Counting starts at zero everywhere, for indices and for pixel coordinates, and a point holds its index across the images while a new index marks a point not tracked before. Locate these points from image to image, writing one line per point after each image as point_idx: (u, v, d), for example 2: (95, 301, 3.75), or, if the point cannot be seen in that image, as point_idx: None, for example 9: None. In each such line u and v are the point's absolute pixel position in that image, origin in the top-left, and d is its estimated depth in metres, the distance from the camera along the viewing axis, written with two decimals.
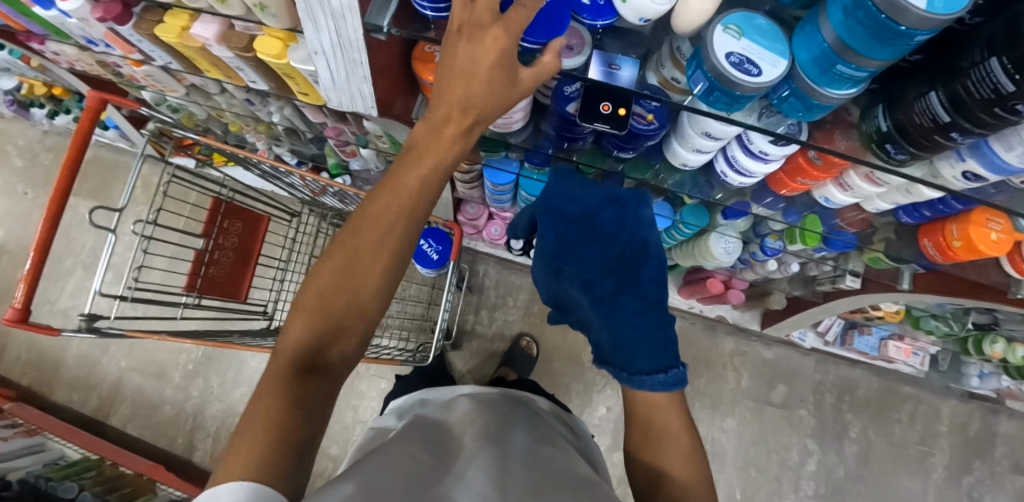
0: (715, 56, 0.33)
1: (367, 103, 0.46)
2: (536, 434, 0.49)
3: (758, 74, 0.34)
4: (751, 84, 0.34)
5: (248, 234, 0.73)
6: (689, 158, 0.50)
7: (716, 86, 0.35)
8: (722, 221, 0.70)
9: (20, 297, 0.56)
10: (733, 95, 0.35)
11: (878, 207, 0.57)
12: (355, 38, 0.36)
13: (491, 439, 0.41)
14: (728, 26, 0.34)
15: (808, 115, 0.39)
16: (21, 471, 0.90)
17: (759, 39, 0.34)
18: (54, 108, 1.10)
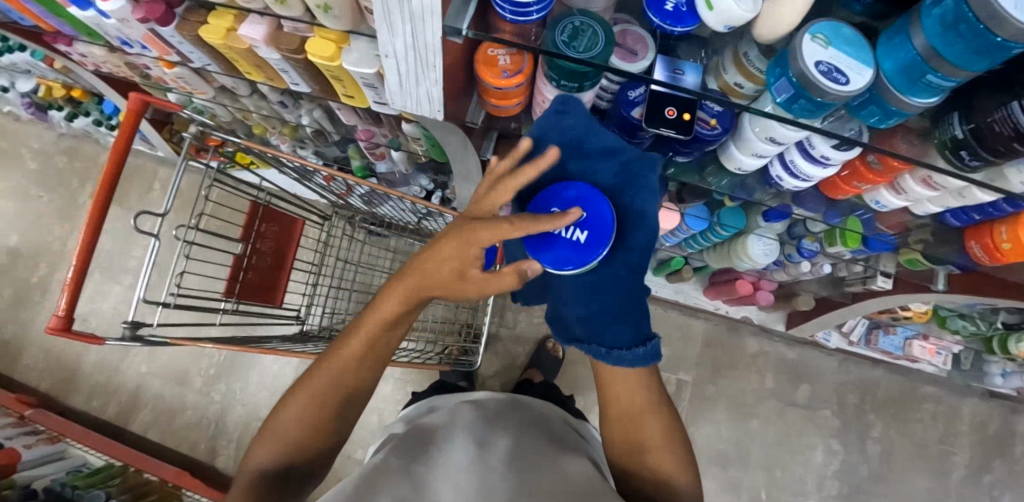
0: (803, 63, 0.34)
1: (433, 109, 0.45)
2: (535, 438, 0.50)
3: (846, 82, 0.35)
4: (838, 92, 0.35)
5: (282, 238, 0.72)
6: (747, 162, 0.51)
7: (801, 93, 0.37)
8: (761, 223, 0.71)
9: (63, 306, 0.54)
10: (817, 101, 0.37)
11: (927, 210, 0.57)
12: (432, 44, 0.35)
13: (481, 449, 0.42)
14: (816, 35, 0.35)
15: (885, 122, 0.40)
16: (47, 478, 0.89)
17: (846, 47, 0.36)
18: (72, 110, 1.09)
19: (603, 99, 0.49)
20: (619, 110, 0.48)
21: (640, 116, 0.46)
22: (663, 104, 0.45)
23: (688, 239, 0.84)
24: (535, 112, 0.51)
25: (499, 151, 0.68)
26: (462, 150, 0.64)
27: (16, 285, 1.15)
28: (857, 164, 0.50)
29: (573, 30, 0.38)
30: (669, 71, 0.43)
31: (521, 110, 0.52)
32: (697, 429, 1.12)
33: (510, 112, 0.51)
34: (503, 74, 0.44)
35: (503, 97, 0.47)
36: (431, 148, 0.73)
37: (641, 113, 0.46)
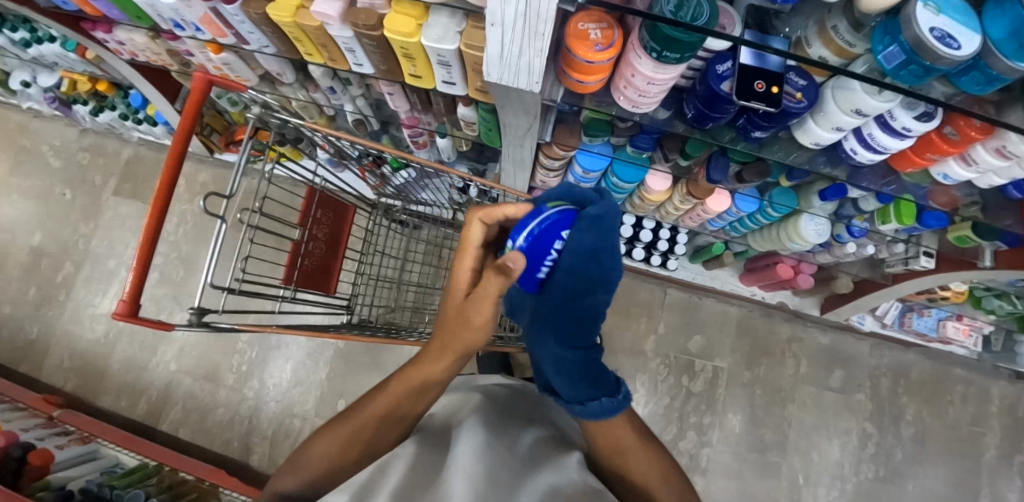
0: (919, 28, 0.35)
1: (529, 80, 0.44)
2: (546, 435, 0.48)
3: (959, 48, 0.35)
4: (951, 57, 0.36)
5: (335, 225, 0.71)
6: (824, 136, 0.52)
7: (912, 58, 0.37)
8: (816, 203, 0.71)
9: (128, 291, 0.52)
10: (927, 67, 0.37)
11: (990, 183, 0.57)
12: (546, 11, 0.34)
13: (493, 437, 0.41)
14: (927, 3, 0.36)
15: (983, 88, 0.40)
16: (82, 478, 0.86)
17: (955, 16, 0.37)
18: (98, 105, 1.07)
19: (686, 74, 0.49)
20: (705, 83, 0.47)
21: (730, 89, 0.45)
22: (752, 79, 0.45)
23: (734, 223, 0.85)
24: (617, 87, 0.50)
25: (557, 134, 0.67)
26: (521, 131, 0.64)
27: (39, 284, 1.13)
28: (932, 136, 0.51)
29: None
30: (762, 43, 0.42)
31: (601, 87, 0.51)
32: (734, 415, 1.13)
33: (590, 89, 0.50)
34: (594, 47, 0.43)
35: (587, 71, 0.47)
36: (485, 132, 0.72)
37: (730, 87, 0.45)
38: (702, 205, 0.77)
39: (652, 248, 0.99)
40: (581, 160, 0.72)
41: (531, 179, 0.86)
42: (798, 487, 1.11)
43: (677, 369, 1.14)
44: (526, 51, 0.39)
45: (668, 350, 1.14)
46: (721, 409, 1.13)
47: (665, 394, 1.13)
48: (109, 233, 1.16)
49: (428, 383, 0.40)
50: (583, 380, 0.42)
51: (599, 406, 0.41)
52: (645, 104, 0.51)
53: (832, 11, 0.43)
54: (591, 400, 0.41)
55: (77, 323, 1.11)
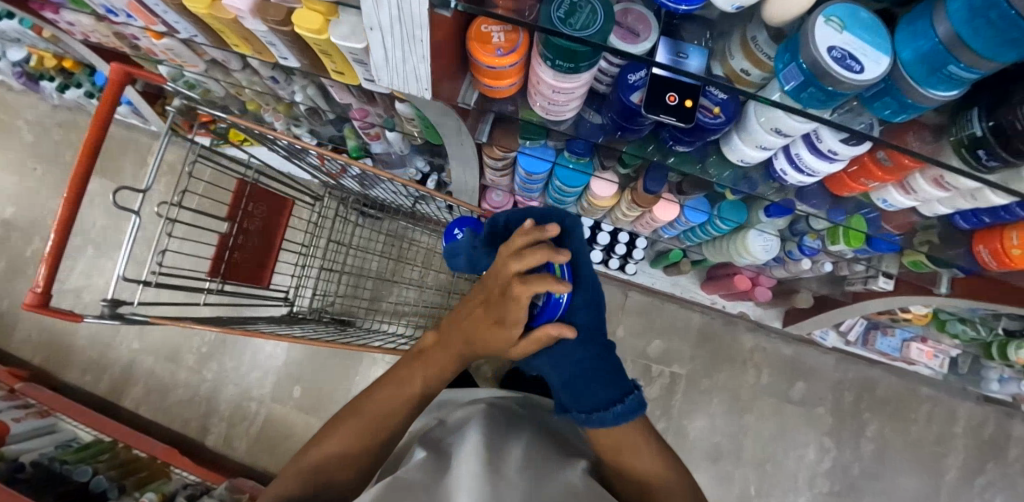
0: (815, 50, 0.31)
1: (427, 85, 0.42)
2: (544, 446, 0.50)
3: (861, 71, 0.31)
4: (852, 82, 0.31)
5: (271, 218, 0.70)
6: (750, 153, 0.49)
7: (810, 81, 0.33)
8: (763, 219, 0.69)
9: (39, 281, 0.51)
10: (828, 91, 0.33)
11: (936, 211, 0.54)
12: (418, 18, 0.32)
13: (493, 444, 0.44)
14: (829, 18, 0.31)
15: (899, 116, 0.36)
16: (36, 451, 0.89)
17: (862, 33, 0.32)
18: (64, 81, 1.06)
19: (601, 82, 0.46)
20: (618, 94, 0.45)
21: (639, 101, 0.43)
22: (664, 90, 0.42)
23: (688, 232, 0.83)
24: (531, 93, 0.48)
25: (494, 134, 0.65)
26: (454, 131, 0.63)
27: (11, 258, 1.15)
28: (865, 160, 0.47)
29: (570, 6, 0.35)
30: (672, 55, 0.39)
31: (517, 90, 0.49)
32: (691, 422, 1.12)
33: (504, 93, 0.48)
34: (497, 53, 0.41)
35: (495, 76, 0.44)
36: (425, 129, 0.71)
37: (640, 99, 0.43)
38: (650, 213, 0.75)
39: (611, 252, 0.98)
40: (522, 163, 0.70)
41: (481, 176, 0.83)
42: (748, 498, 1.11)
43: (635, 373, 1.13)
44: (410, 57, 0.37)
45: (627, 354, 1.14)
46: (677, 416, 1.12)
47: None
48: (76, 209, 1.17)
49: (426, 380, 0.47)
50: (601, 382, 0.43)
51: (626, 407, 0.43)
52: (557, 111, 0.48)
53: (752, 22, 0.39)
54: (613, 405, 0.43)
55: None
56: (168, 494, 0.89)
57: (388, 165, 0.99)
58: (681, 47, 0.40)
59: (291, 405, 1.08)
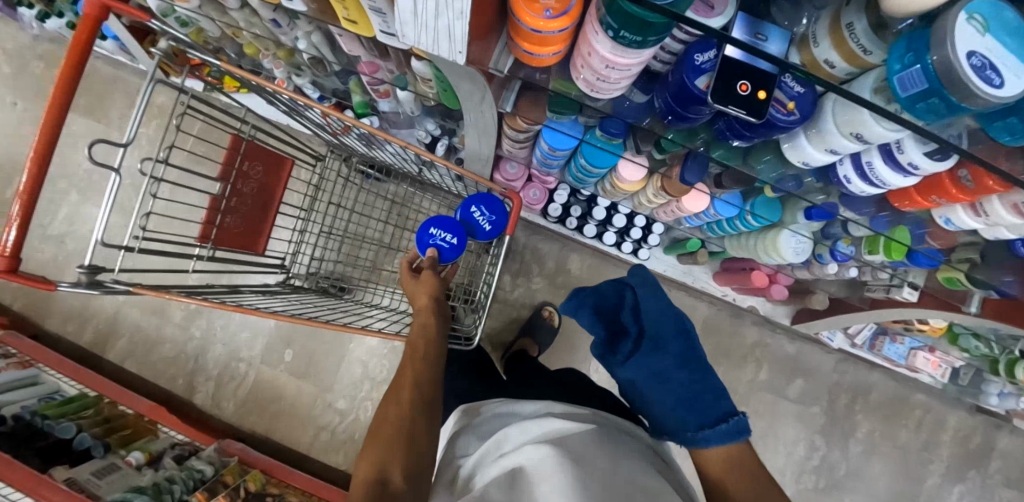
0: (953, 52, 0.25)
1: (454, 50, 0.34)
2: (630, 470, 0.41)
3: (1002, 85, 0.26)
4: (990, 97, 0.26)
5: (270, 178, 0.64)
6: (815, 157, 0.43)
7: (935, 91, 0.27)
8: (799, 220, 0.64)
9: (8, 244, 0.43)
10: (952, 105, 0.27)
11: (997, 236, 0.50)
12: None
13: (578, 478, 0.36)
14: (974, 15, 0.26)
15: (1015, 138, 0.32)
16: (17, 405, 0.87)
17: (1010, 37, 0.26)
18: (45, 10, 0.94)
19: (660, 58, 0.39)
20: (679, 75, 0.38)
21: (706, 88, 0.37)
22: (735, 76, 0.36)
23: (713, 223, 0.78)
24: (575, 66, 0.41)
25: (519, 104, 0.59)
26: (474, 97, 0.58)
27: None
28: (942, 178, 0.43)
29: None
30: (749, 33, 0.33)
31: (558, 61, 0.42)
32: None
33: (545, 62, 0.41)
34: (545, 14, 0.34)
35: (538, 42, 0.37)
36: (443, 92, 0.65)
37: (708, 84, 0.36)
38: (677, 202, 0.70)
39: (625, 235, 0.95)
40: (547, 137, 0.64)
41: (496, 146, 0.77)
42: None
43: None
44: (443, 13, 0.30)
45: None
46: None
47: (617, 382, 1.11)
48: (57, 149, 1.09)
49: (419, 380, 0.44)
50: (702, 408, 0.48)
51: (723, 428, 0.45)
52: (606, 90, 0.42)
53: (850, 5, 0.34)
54: (717, 423, 0.46)
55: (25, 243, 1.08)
56: (154, 454, 0.88)
57: (395, 125, 0.93)
58: (760, 25, 0.34)
59: (281, 368, 1.06)
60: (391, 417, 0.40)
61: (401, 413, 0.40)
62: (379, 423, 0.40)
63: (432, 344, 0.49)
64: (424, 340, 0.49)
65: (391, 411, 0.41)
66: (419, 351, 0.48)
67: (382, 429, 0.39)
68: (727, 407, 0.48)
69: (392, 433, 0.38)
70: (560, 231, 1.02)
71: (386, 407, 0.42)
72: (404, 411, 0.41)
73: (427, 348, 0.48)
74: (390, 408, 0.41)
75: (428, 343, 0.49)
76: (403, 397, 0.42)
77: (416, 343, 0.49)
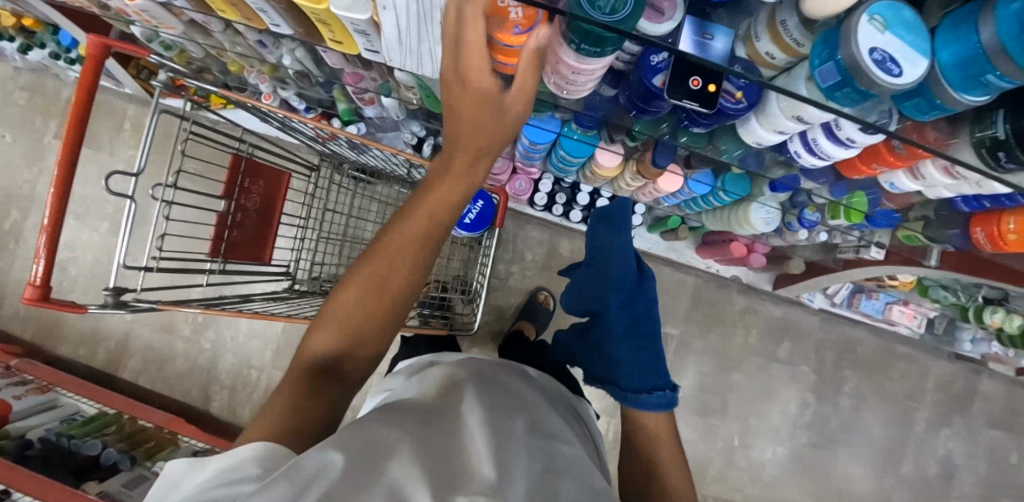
0: (855, 47, 0.30)
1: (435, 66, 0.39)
2: (541, 417, 0.41)
3: (899, 74, 0.30)
4: (889, 85, 0.30)
5: (270, 192, 0.68)
6: (766, 137, 0.48)
7: (846, 82, 0.32)
8: (766, 192, 0.69)
9: (38, 271, 0.48)
10: (863, 92, 0.32)
11: (940, 194, 0.56)
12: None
13: (494, 416, 0.34)
14: (874, 17, 0.30)
15: (927, 116, 0.36)
16: (42, 428, 0.90)
17: (903, 33, 0.31)
18: (27, 42, 0.95)
19: (621, 61, 0.43)
20: (640, 75, 0.42)
21: (662, 84, 0.41)
22: (688, 73, 0.40)
23: (689, 201, 0.82)
24: (545, 71, 0.46)
25: None
26: None
27: None
28: (880, 148, 0.47)
29: None
30: (697, 35, 0.36)
31: None
32: (680, 380, 1.17)
33: None
34: None
35: None
36: (426, 98, 0.68)
37: (663, 81, 0.41)
38: (653, 184, 0.75)
39: None
40: (527, 133, 0.68)
41: None
42: (733, 449, 1.18)
43: None
44: (425, 39, 0.35)
45: None
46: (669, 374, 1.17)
47: None
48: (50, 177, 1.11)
49: (398, 286, 0.37)
50: (644, 379, 0.56)
51: (658, 397, 0.53)
52: (575, 90, 0.47)
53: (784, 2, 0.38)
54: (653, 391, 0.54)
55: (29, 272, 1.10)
56: None
57: (383, 129, 0.96)
58: (705, 24, 0.37)
59: None
60: (357, 311, 0.36)
61: (364, 312, 0.37)
62: (342, 309, 0.36)
63: (440, 228, 0.38)
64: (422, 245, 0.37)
65: (359, 293, 0.37)
66: (409, 233, 0.37)
67: (336, 317, 0.37)
68: (657, 383, 0.56)
69: (347, 340, 0.37)
70: (548, 218, 1.06)
71: (359, 289, 0.37)
72: (367, 307, 0.37)
73: (425, 234, 0.37)
74: (362, 287, 0.37)
75: (444, 229, 0.38)
76: (378, 295, 0.37)
77: (416, 216, 0.37)
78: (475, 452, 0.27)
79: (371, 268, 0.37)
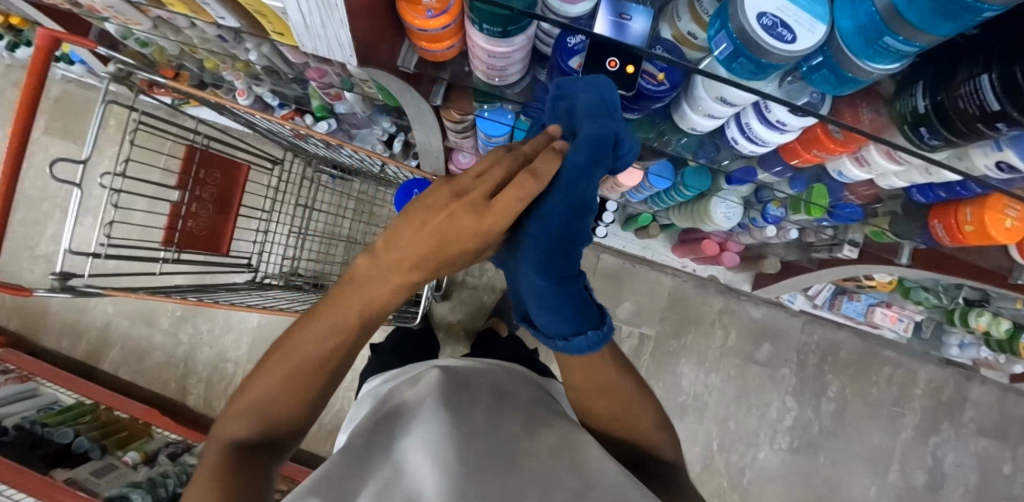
0: (744, 16, 0.30)
1: (346, 54, 0.42)
2: (515, 415, 0.42)
3: (792, 40, 0.30)
4: (781, 52, 0.30)
5: (228, 183, 0.69)
6: (699, 123, 0.48)
7: (740, 50, 0.32)
8: (724, 186, 0.68)
9: None
10: (759, 63, 0.32)
11: (893, 184, 0.55)
12: None
13: (456, 423, 0.35)
14: None
15: (839, 88, 0.36)
16: (18, 415, 0.92)
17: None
18: (14, 40, 0.99)
19: (545, 43, 0.44)
20: (558, 59, 0.43)
21: (579, 66, 0.42)
22: (604, 54, 0.41)
23: (655, 196, 0.82)
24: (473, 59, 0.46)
25: (450, 97, 0.62)
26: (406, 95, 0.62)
27: None
28: (818, 132, 0.47)
29: None
30: (613, 16, 0.36)
31: (457, 54, 0.46)
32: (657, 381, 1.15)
33: (444, 56, 0.46)
34: (428, 13, 0.38)
35: (433, 39, 0.42)
36: (381, 90, 0.68)
37: (580, 64, 0.42)
38: (614, 178, 0.74)
39: None
40: (481, 126, 0.68)
41: (443, 139, 0.80)
42: (710, 452, 1.16)
43: None
44: (329, 23, 0.35)
45: None
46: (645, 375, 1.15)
47: None
48: (39, 172, 1.14)
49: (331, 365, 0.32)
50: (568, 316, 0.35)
51: (584, 341, 0.35)
52: (501, 75, 0.47)
53: None
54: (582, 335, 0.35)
55: (15, 265, 1.13)
56: (150, 453, 0.93)
57: (355, 126, 0.96)
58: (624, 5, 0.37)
59: None
60: (284, 396, 0.30)
61: (300, 400, 0.31)
62: (260, 400, 0.30)
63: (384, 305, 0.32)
64: (334, 344, 0.31)
65: (281, 379, 0.30)
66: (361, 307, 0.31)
67: (258, 405, 0.30)
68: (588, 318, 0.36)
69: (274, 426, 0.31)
70: None
71: (283, 377, 0.30)
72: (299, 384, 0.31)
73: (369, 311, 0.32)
74: (287, 375, 0.30)
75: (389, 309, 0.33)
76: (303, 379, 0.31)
77: (351, 304, 0.31)
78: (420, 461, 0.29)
79: (277, 369, 0.30)
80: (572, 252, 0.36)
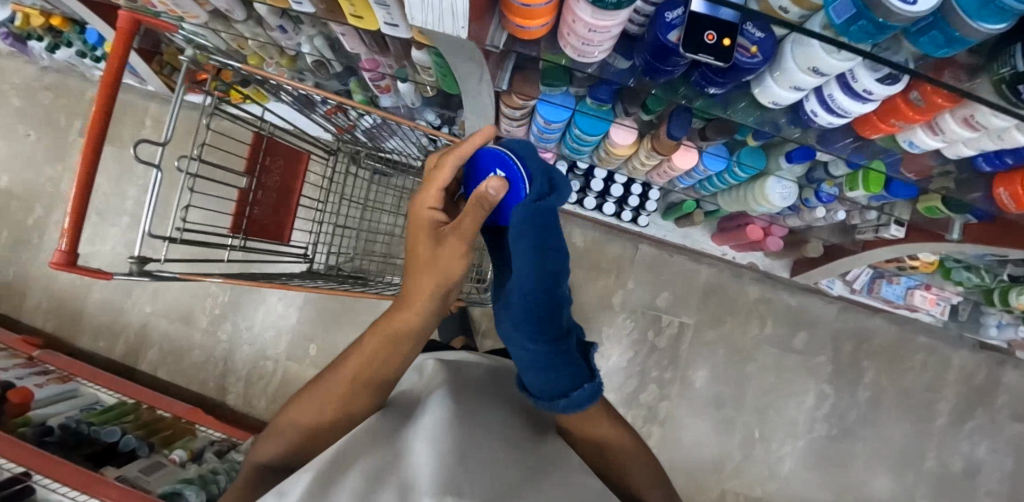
0: None
1: (457, 25, 0.42)
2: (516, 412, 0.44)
3: (914, 3, 0.31)
4: (904, 13, 0.31)
5: (290, 172, 0.69)
6: (783, 95, 0.49)
7: (863, 13, 0.33)
8: (783, 165, 0.69)
9: (64, 239, 0.46)
10: (878, 24, 0.33)
11: (959, 153, 0.55)
12: None
13: (459, 412, 0.38)
14: None
15: (943, 50, 0.37)
16: (63, 415, 0.92)
17: None
18: (54, 41, 0.99)
19: (635, 22, 0.46)
20: (654, 33, 0.43)
21: (676, 40, 0.42)
22: (702, 28, 0.41)
23: (704, 181, 0.82)
24: (562, 37, 0.47)
25: (514, 82, 0.64)
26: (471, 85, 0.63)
27: (10, 227, 1.13)
28: (897, 102, 0.48)
29: None
30: None
31: (549, 32, 0.47)
32: (695, 371, 1.16)
33: (534, 34, 0.47)
34: None
35: (527, 16, 0.43)
36: (442, 78, 0.69)
37: (678, 37, 0.42)
38: (669, 161, 0.74)
39: (623, 204, 0.96)
40: (543, 111, 0.68)
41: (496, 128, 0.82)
42: (749, 441, 1.16)
43: (645, 324, 1.15)
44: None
45: (635, 305, 1.15)
46: (684, 365, 1.15)
47: (630, 348, 1.15)
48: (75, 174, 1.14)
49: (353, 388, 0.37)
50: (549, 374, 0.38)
51: (582, 395, 0.38)
52: (591, 53, 0.47)
53: None
54: (569, 391, 0.39)
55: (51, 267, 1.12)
56: (196, 451, 0.92)
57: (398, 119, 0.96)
58: None
59: (307, 363, 1.09)
60: (296, 415, 0.37)
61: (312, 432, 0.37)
62: (285, 422, 0.37)
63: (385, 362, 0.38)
64: (345, 391, 0.37)
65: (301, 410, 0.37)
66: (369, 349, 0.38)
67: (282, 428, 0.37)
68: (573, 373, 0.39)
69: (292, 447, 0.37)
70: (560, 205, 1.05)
71: (303, 409, 0.37)
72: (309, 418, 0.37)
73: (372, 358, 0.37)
74: (308, 405, 0.37)
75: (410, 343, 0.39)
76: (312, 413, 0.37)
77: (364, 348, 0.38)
78: (430, 466, 0.29)
79: (303, 406, 0.37)
80: (557, 313, 0.39)
